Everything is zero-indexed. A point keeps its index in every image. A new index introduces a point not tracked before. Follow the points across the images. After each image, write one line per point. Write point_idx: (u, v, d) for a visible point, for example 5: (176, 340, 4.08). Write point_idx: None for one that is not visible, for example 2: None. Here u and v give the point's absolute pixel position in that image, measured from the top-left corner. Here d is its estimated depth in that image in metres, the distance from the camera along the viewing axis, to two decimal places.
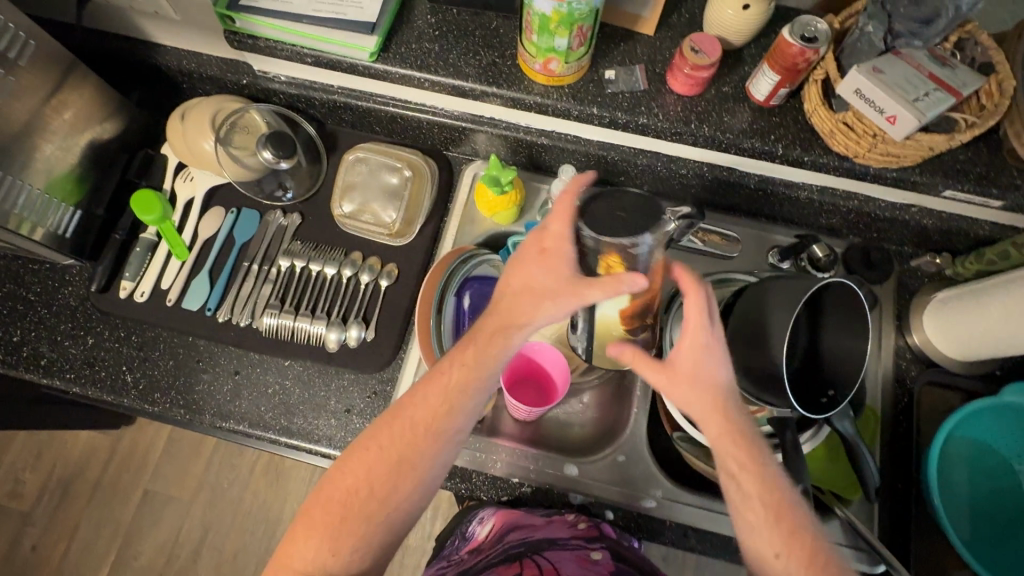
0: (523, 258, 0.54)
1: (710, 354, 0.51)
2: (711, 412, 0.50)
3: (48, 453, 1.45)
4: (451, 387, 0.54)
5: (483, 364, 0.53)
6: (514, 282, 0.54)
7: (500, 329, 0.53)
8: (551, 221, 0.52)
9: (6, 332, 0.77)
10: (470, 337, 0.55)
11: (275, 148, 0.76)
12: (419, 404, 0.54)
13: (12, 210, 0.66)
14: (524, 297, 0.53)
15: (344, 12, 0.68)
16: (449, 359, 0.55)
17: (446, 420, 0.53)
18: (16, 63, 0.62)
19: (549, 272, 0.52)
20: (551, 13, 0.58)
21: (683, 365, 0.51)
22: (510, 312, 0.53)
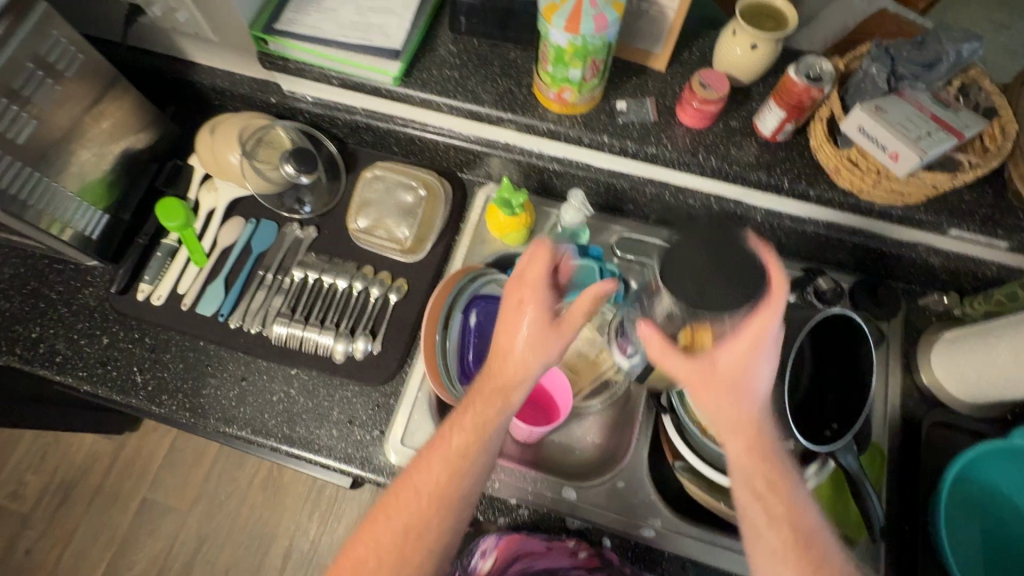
0: (507, 312, 0.56)
1: (754, 359, 0.49)
2: (749, 424, 0.50)
3: (53, 456, 1.46)
4: (458, 456, 0.54)
5: (485, 431, 0.55)
6: (500, 338, 0.56)
7: (500, 389, 0.56)
8: (522, 267, 0.56)
9: (27, 329, 0.79)
10: (468, 398, 0.56)
11: (297, 163, 0.79)
12: (428, 469, 0.54)
13: (45, 210, 0.70)
14: (509, 358, 0.56)
15: (370, 39, 0.72)
16: (448, 425, 0.56)
17: (454, 485, 0.54)
18: (63, 74, 0.67)
19: (533, 320, 0.55)
20: (566, 45, 0.61)
21: (723, 362, 0.50)
22: (505, 374, 0.55)
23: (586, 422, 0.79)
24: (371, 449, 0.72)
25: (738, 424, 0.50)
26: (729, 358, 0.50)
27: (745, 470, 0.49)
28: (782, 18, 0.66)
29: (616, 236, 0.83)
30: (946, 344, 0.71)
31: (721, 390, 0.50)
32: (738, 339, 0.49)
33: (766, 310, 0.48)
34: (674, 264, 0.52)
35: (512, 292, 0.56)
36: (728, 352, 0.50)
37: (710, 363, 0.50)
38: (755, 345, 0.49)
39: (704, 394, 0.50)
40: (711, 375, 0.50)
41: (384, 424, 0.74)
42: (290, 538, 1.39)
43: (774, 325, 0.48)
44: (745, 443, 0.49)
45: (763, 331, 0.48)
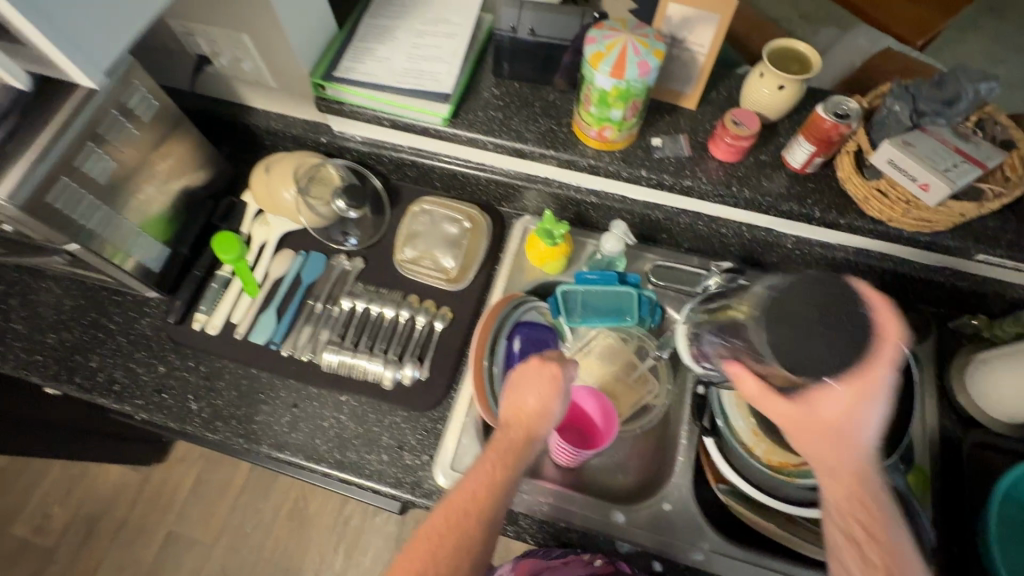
0: (525, 378, 0.62)
1: (864, 403, 0.47)
2: (846, 472, 0.50)
3: (79, 487, 1.46)
4: (483, 512, 0.55)
5: (506, 486, 0.57)
6: (513, 400, 0.62)
7: (526, 440, 0.60)
8: (548, 350, 0.64)
9: (86, 358, 0.82)
10: (496, 450, 0.59)
11: (348, 198, 0.84)
12: (453, 526, 0.54)
13: (106, 241, 0.73)
14: (536, 415, 0.61)
15: (423, 84, 0.77)
16: (469, 479, 0.57)
17: (476, 515, 0.55)
18: (140, 119, 0.72)
19: (538, 389, 0.61)
20: (611, 89, 0.66)
21: (833, 409, 0.48)
22: (532, 426, 0.61)
23: (628, 445, 0.81)
24: (420, 473, 0.74)
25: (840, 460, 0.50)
26: (832, 402, 0.48)
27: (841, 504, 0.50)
28: (806, 61, 0.71)
29: (649, 264, 0.86)
30: (978, 365, 0.73)
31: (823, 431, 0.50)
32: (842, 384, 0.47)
33: (875, 364, 0.46)
34: (781, 326, 0.47)
35: (541, 363, 0.62)
36: (838, 395, 0.47)
37: (810, 406, 0.49)
38: (863, 394, 0.47)
39: (805, 433, 0.51)
40: (817, 420, 0.49)
41: (433, 448, 0.76)
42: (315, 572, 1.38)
43: (885, 372, 0.46)
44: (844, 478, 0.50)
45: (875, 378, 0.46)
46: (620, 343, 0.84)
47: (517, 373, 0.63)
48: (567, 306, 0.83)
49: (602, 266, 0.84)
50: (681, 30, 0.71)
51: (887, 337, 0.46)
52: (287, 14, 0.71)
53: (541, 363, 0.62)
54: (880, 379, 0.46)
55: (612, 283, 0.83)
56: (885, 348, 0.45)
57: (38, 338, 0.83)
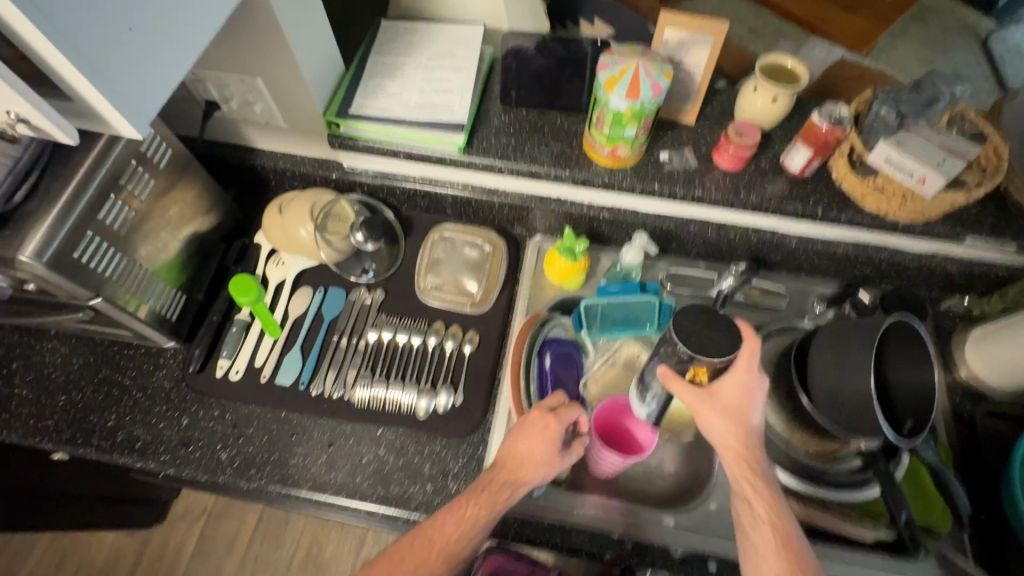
0: (529, 427, 0.64)
1: (750, 391, 0.58)
2: (735, 441, 0.58)
3: (70, 561, 1.36)
4: (439, 545, 0.59)
5: (472, 529, 0.59)
6: (514, 444, 0.64)
7: (507, 485, 0.62)
8: (547, 400, 0.66)
9: (102, 418, 0.79)
10: (475, 489, 0.62)
11: (367, 231, 0.85)
12: (403, 555, 0.59)
13: (124, 291, 0.70)
14: (526, 461, 0.63)
15: (438, 116, 0.80)
16: (441, 515, 0.60)
17: (458, 548, 0.59)
18: (158, 166, 0.71)
19: (531, 440, 0.63)
20: (626, 109, 0.70)
21: (722, 392, 0.58)
22: (515, 472, 0.62)
23: (664, 450, 0.82)
24: None
25: (735, 442, 0.58)
26: (730, 387, 0.58)
27: (741, 479, 0.58)
28: (794, 74, 0.77)
29: (665, 272, 0.90)
30: (977, 340, 0.79)
31: (722, 415, 0.58)
32: (733, 374, 0.58)
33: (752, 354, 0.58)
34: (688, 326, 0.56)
35: (538, 414, 0.65)
36: (731, 384, 0.58)
37: (711, 390, 0.58)
38: (749, 388, 0.58)
39: (706, 412, 0.58)
40: (715, 398, 0.58)
41: (476, 473, 0.75)
42: None
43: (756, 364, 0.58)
44: (744, 457, 0.58)
45: (750, 370, 0.57)
46: (646, 351, 0.86)
47: (522, 423, 0.64)
48: (591, 317, 0.85)
49: (624, 275, 0.87)
50: (679, 53, 0.76)
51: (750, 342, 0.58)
52: (302, 57, 0.72)
53: (544, 413, 0.64)
54: (757, 371, 0.58)
55: (634, 293, 0.85)
56: (750, 341, 0.58)
57: (48, 402, 0.80)
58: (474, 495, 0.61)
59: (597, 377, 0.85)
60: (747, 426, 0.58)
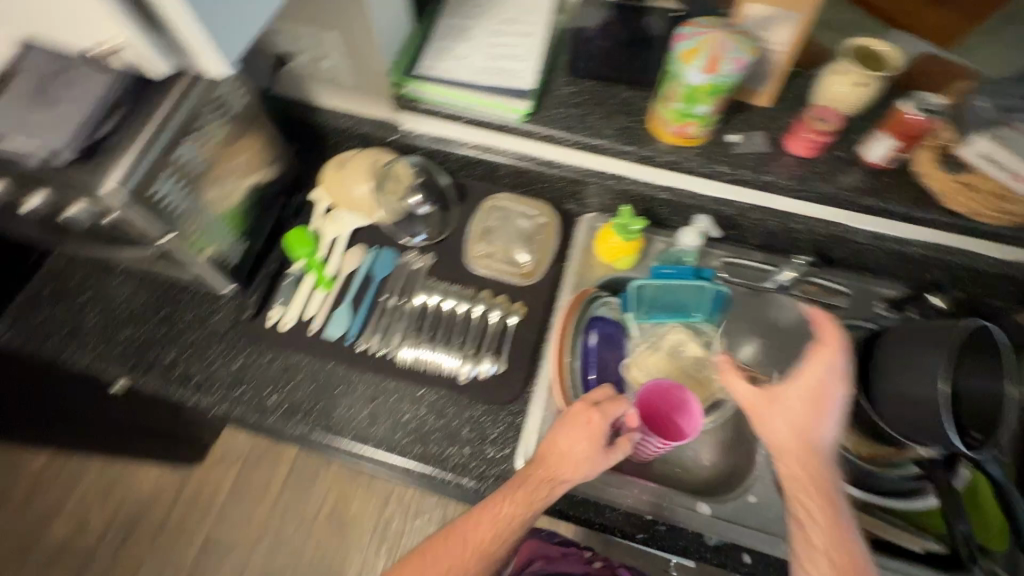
0: (571, 421, 0.63)
1: (817, 404, 0.59)
2: (797, 451, 0.59)
3: (116, 489, 1.45)
4: (473, 543, 0.60)
5: (508, 529, 0.60)
6: (558, 438, 0.63)
7: (545, 481, 0.61)
8: (595, 394, 0.65)
9: (161, 353, 0.82)
10: (512, 485, 0.61)
11: (424, 194, 0.87)
12: (440, 551, 0.60)
13: (194, 232, 0.73)
14: (567, 456, 0.62)
15: (504, 81, 0.79)
16: (476, 513, 0.61)
17: (495, 546, 0.60)
18: (231, 113, 0.73)
19: (574, 437, 0.62)
20: (701, 84, 0.68)
21: (785, 399, 0.60)
22: (555, 468, 0.61)
23: (703, 440, 0.81)
24: (503, 466, 0.75)
25: (795, 453, 0.59)
26: (795, 396, 0.60)
27: (800, 492, 0.58)
28: (884, 60, 0.73)
29: (719, 261, 0.87)
30: None
31: (784, 422, 0.59)
32: (800, 383, 0.60)
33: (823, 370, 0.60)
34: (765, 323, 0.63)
35: (581, 406, 0.64)
36: (796, 395, 0.60)
37: (775, 396, 0.60)
38: (818, 400, 0.60)
39: (768, 419, 0.60)
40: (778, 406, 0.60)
41: (514, 441, 0.76)
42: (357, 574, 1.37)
43: (826, 381, 0.60)
44: (804, 471, 0.58)
45: (821, 385, 0.60)
46: (692, 338, 0.83)
47: (564, 417, 0.64)
48: (639, 299, 0.85)
49: (677, 259, 0.86)
50: (761, 30, 0.72)
51: (827, 354, 0.60)
52: (375, 12, 0.72)
53: (586, 407, 0.64)
54: (827, 385, 0.60)
55: (687, 278, 0.84)
56: (823, 355, 0.60)
57: (114, 333, 0.84)
58: (511, 493, 0.61)
59: (640, 361, 0.82)
60: (813, 438, 0.59)
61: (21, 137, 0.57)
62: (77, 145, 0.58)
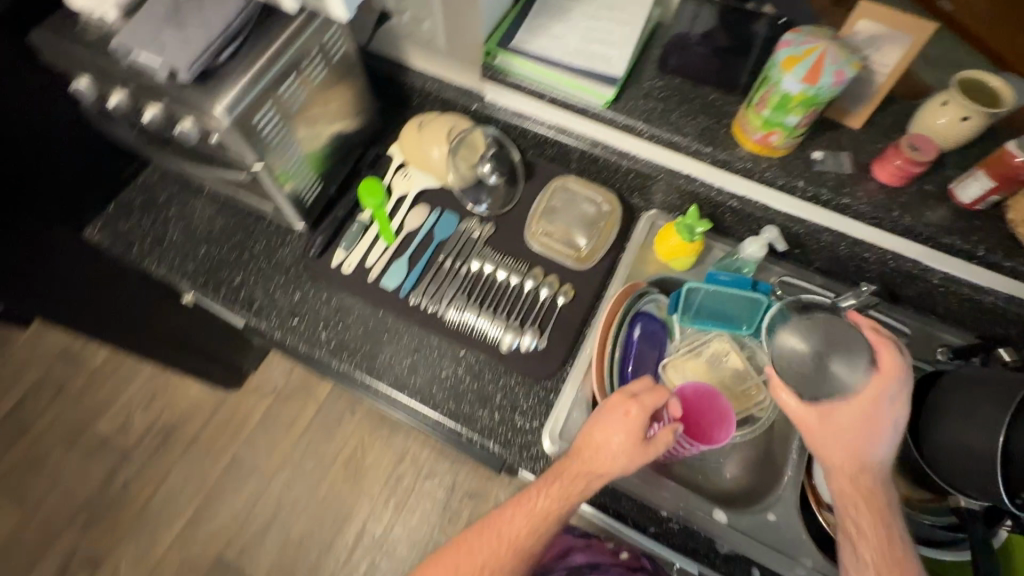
0: (608, 413, 0.63)
1: (871, 425, 0.59)
2: (847, 462, 0.60)
3: (160, 398, 1.56)
4: (509, 539, 0.62)
5: (543, 523, 0.62)
6: (593, 433, 0.63)
7: (580, 473, 0.62)
8: (633, 386, 0.64)
9: (230, 274, 0.88)
10: (547, 479, 0.63)
11: (495, 163, 0.91)
12: (477, 545, 0.62)
13: (281, 165, 0.78)
14: (601, 450, 0.62)
15: (595, 65, 0.80)
16: (511, 508, 0.63)
17: (531, 542, 0.62)
18: (332, 58, 0.77)
19: (609, 431, 0.62)
20: (797, 93, 0.67)
21: (839, 416, 0.60)
22: (590, 461, 0.62)
23: (731, 451, 0.80)
24: (529, 436, 0.77)
25: (846, 471, 0.60)
26: (849, 412, 0.59)
27: (850, 503, 0.60)
28: (996, 96, 0.69)
29: (776, 278, 0.86)
30: None
31: (840, 444, 0.60)
32: (855, 403, 0.59)
33: (880, 389, 0.59)
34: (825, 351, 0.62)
35: (618, 398, 0.64)
36: (850, 412, 0.59)
37: (828, 413, 0.60)
38: (874, 420, 0.59)
39: (817, 432, 0.61)
40: (829, 420, 0.60)
41: (543, 415, 0.78)
42: (363, 520, 1.43)
43: (881, 400, 0.59)
44: (854, 481, 0.60)
45: (876, 403, 0.59)
46: (736, 350, 0.82)
47: (601, 409, 0.64)
48: (686, 303, 0.84)
49: (733, 268, 0.84)
50: (866, 48, 0.70)
51: (884, 373, 0.59)
52: None
53: (625, 399, 0.63)
54: (883, 407, 0.59)
55: (742, 287, 0.83)
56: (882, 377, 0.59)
57: (191, 249, 0.90)
58: (546, 489, 0.63)
59: (677, 363, 0.82)
60: (865, 459, 0.60)
61: (150, 51, 0.62)
62: (198, 66, 0.63)
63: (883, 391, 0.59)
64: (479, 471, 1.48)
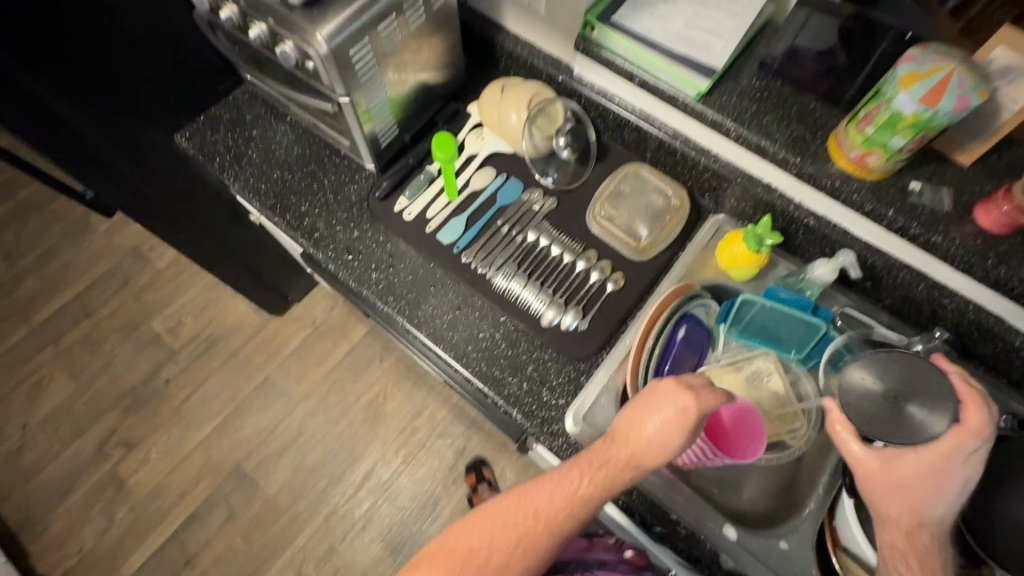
0: (656, 398, 0.60)
1: (942, 481, 0.53)
2: (899, 525, 0.55)
3: (210, 309, 1.65)
4: (547, 515, 0.59)
5: (584, 505, 0.59)
6: (648, 425, 0.59)
7: (626, 463, 0.60)
8: (689, 377, 0.61)
9: (298, 202, 0.92)
10: (593, 464, 0.60)
11: (570, 138, 0.90)
12: (513, 518, 0.59)
13: (365, 103, 0.79)
14: (653, 443, 0.59)
15: (694, 54, 0.77)
16: (551, 484, 0.60)
17: (567, 524, 0.60)
18: (432, 7, 0.78)
19: (667, 426, 0.58)
20: (909, 114, 0.62)
21: (904, 474, 0.54)
22: (639, 451, 0.59)
23: (754, 473, 0.78)
24: (553, 412, 0.77)
25: (899, 528, 0.55)
26: (914, 468, 0.54)
27: (897, 562, 0.56)
28: None
29: (839, 308, 0.81)
30: None
31: (898, 495, 0.55)
32: (926, 460, 0.53)
33: (957, 450, 0.53)
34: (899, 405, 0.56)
35: (675, 389, 0.60)
36: (918, 468, 0.54)
37: (886, 468, 0.55)
38: (944, 472, 0.53)
39: (874, 488, 0.56)
40: (886, 475, 0.55)
41: (571, 395, 0.78)
42: (373, 462, 1.49)
43: (958, 461, 0.53)
44: (906, 544, 0.55)
45: (951, 463, 0.53)
46: (779, 372, 0.79)
47: (649, 392, 0.61)
48: (737, 316, 0.81)
49: (797, 288, 0.81)
50: (998, 80, 0.64)
51: (966, 430, 0.53)
52: None
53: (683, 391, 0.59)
54: (956, 465, 0.53)
55: (802, 309, 0.79)
56: (958, 432, 0.53)
57: (266, 171, 0.94)
58: (589, 475, 0.60)
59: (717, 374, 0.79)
60: (926, 517, 0.54)
61: None
62: None
63: (963, 450, 0.53)
64: (491, 442, 1.50)
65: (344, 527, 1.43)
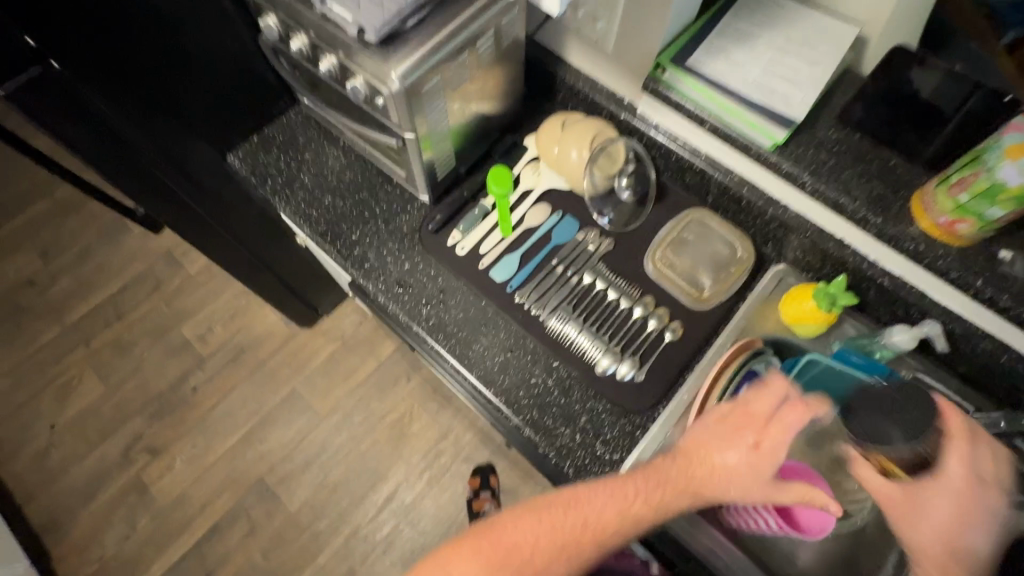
0: (730, 431, 0.61)
1: (964, 504, 0.55)
2: (942, 564, 0.54)
3: (239, 318, 1.65)
4: (597, 526, 0.58)
5: (636, 522, 0.58)
6: (716, 456, 0.60)
7: (687, 490, 0.60)
8: (766, 410, 0.61)
9: (349, 229, 0.90)
10: (651, 481, 0.60)
11: (633, 181, 0.88)
12: (562, 520, 0.59)
13: (427, 136, 0.77)
14: (721, 476, 0.60)
15: (774, 103, 0.74)
16: (605, 495, 0.59)
17: (614, 539, 0.59)
18: (502, 44, 0.76)
19: (739, 459, 0.59)
20: (1014, 187, 0.59)
21: (925, 494, 0.56)
22: (703, 483, 0.60)
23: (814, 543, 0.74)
24: (607, 467, 0.75)
25: (936, 562, 0.54)
26: (937, 489, 0.55)
27: None
28: None
29: (909, 372, 0.77)
30: None
31: (930, 528, 0.55)
32: (947, 484, 0.56)
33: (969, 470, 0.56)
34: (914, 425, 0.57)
35: (751, 424, 0.61)
36: (938, 491, 0.55)
37: (910, 495, 0.56)
38: (965, 505, 0.55)
39: (903, 520, 0.56)
40: (910, 499, 0.56)
41: (625, 449, 0.75)
42: (397, 483, 1.46)
43: (974, 484, 0.56)
44: None
45: (969, 484, 0.56)
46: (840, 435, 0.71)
47: (722, 424, 0.62)
48: (802, 369, 0.77)
49: (866, 351, 0.77)
50: None
51: (961, 441, 0.57)
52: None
53: (759, 427, 0.60)
54: (975, 488, 0.56)
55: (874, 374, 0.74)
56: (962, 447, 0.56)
57: (318, 198, 0.93)
58: (647, 491, 0.59)
59: None
60: (960, 548, 0.54)
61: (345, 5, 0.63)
62: (385, 29, 0.63)
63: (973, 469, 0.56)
64: (516, 468, 1.48)
65: (365, 549, 1.41)
